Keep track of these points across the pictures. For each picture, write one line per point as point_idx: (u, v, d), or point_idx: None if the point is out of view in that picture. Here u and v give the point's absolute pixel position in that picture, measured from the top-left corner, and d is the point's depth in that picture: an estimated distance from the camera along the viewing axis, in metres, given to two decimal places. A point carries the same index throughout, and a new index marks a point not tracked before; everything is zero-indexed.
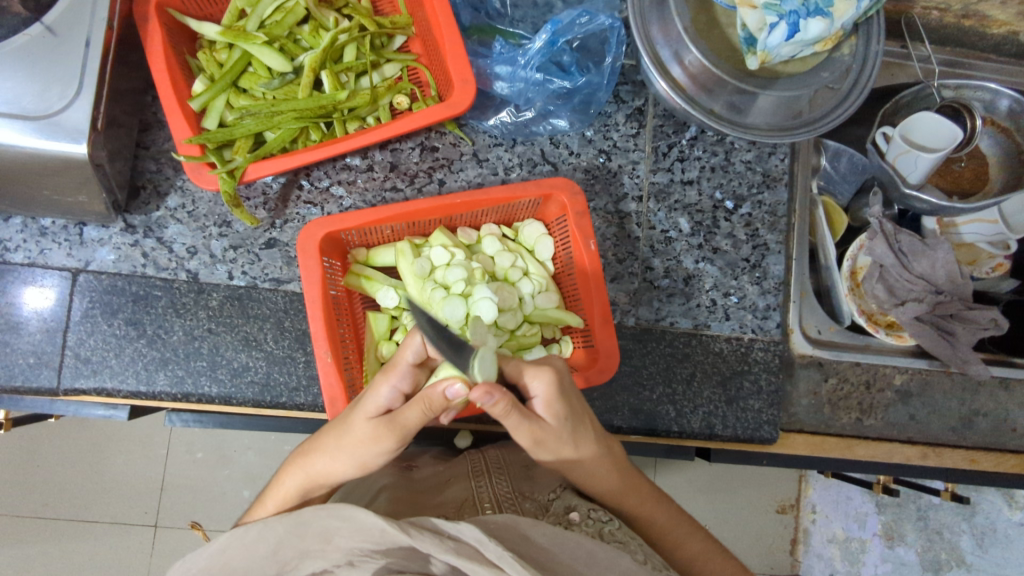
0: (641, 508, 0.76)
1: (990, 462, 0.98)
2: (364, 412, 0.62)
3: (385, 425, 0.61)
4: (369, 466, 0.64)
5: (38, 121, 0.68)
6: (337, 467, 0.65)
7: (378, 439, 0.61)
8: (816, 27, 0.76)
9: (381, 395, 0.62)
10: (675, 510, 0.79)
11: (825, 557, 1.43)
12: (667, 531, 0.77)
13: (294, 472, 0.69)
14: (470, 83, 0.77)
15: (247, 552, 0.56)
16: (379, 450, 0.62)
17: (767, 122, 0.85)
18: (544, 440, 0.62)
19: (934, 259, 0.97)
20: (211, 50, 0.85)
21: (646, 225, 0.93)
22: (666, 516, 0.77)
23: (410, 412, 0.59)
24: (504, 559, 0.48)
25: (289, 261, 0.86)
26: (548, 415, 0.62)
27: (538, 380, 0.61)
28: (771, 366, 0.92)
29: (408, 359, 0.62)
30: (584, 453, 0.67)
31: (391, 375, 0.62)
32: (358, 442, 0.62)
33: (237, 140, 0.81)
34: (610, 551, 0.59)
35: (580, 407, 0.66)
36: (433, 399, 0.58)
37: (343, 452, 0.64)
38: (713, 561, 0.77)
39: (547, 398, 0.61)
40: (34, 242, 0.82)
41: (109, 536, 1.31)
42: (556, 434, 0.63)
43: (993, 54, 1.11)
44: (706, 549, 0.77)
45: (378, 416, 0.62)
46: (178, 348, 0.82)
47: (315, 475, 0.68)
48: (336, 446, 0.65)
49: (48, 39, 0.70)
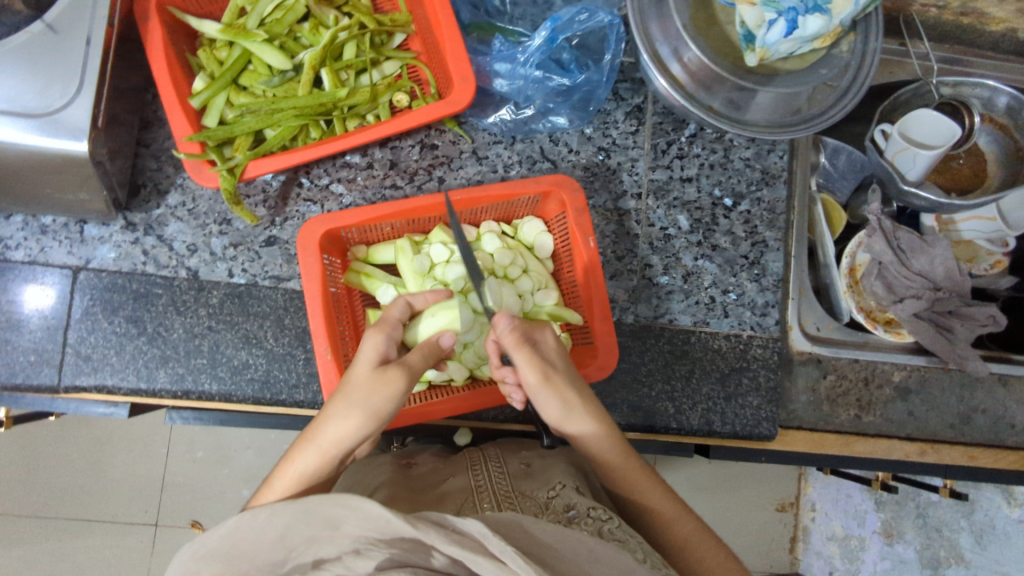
0: (637, 488, 0.75)
1: (988, 458, 0.98)
2: (365, 362, 0.64)
3: (389, 368, 0.64)
4: (381, 415, 0.63)
5: (39, 118, 0.69)
6: (346, 425, 0.63)
7: (387, 382, 0.63)
8: (814, 23, 0.76)
9: (377, 344, 0.66)
10: (677, 500, 0.76)
11: (825, 555, 1.45)
12: (662, 514, 0.74)
13: (304, 449, 0.64)
14: (469, 80, 0.78)
15: (254, 536, 0.55)
16: (389, 394, 0.63)
17: (766, 119, 0.86)
18: (547, 382, 0.69)
19: (932, 256, 0.98)
20: (211, 48, 0.85)
21: (645, 223, 0.94)
22: (665, 502, 0.75)
23: (410, 354, 0.66)
24: (507, 553, 0.49)
25: (289, 259, 0.86)
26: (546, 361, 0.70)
27: (547, 332, 0.72)
28: (770, 363, 0.92)
29: (398, 316, 0.71)
30: (581, 413, 0.71)
31: (384, 327, 0.68)
32: (366, 390, 0.62)
33: (238, 138, 0.81)
34: (611, 548, 0.58)
35: (575, 373, 0.73)
36: (430, 343, 0.68)
37: (354, 406, 0.62)
38: (710, 548, 0.72)
39: (548, 342, 0.71)
40: (34, 240, 0.83)
41: (109, 534, 1.32)
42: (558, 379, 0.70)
43: (991, 51, 1.11)
44: (702, 532, 0.73)
45: (378, 364, 0.65)
46: (179, 346, 0.82)
47: (326, 447, 0.64)
48: (345, 403, 0.63)
49: (49, 37, 0.70)
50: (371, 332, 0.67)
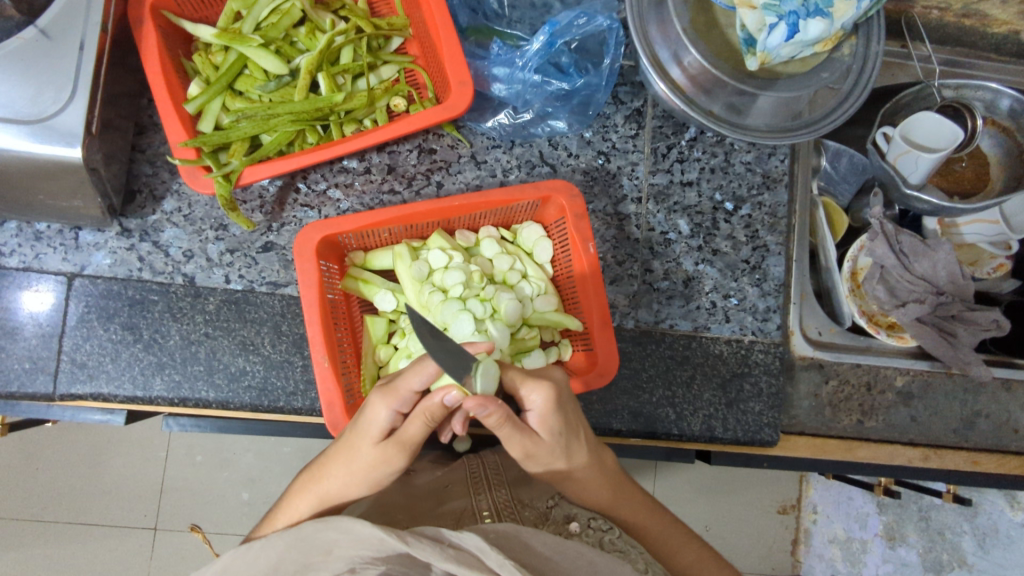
0: (635, 518, 0.76)
1: (992, 463, 0.97)
2: (368, 437, 0.62)
3: (393, 447, 0.62)
4: (381, 482, 0.66)
5: (33, 125, 0.68)
6: (350, 489, 0.66)
7: (388, 460, 0.63)
8: (815, 27, 0.75)
9: (380, 418, 0.60)
10: (672, 517, 0.79)
11: (826, 558, 1.44)
12: (662, 543, 0.76)
13: (304, 497, 0.69)
14: (467, 85, 0.77)
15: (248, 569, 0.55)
16: (390, 470, 0.64)
17: (766, 124, 0.85)
18: (536, 455, 0.62)
19: (935, 260, 0.97)
20: (206, 53, 0.84)
21: (645, 227, 0.93)
22: (662, 523, 0.77)
23: (414, 430, 0.60)
24: (505, 568, 0.48)
25: (286, 265, 0.86)
26: (541, 430, 0.61)
27: (537, 394, 0.60)
28: (772, 369, 0.91)
29: (413, 387, 0.59)
30: (578, 466, 0.67)
31: (392, 399, 0.60)
32: (367, 466, 0.63)
33: (234, 143, 0.81)
34: (611, 559, 0.58)
35: (576, 422, 0.65)
36: (432, 410, 0.58)
37: (354, 476, 0.65)
38: (709, 566, 0.76)
39: (542, 409, 0.60)
40: (29, 246, 0.82)
41: (107, 539, 1.31)
42: (547, 452, 0.63)
43: (994, 53, 1.10)
44: (702, 557, 0.76)
45: (381, 438, 0.62)
46: (175, 353, 0.82)
47: (327, 497, 0.68)
48: (348, 471, 0.65)
49: (41, 42, 0.70)
50: (374, 402, 0.60)
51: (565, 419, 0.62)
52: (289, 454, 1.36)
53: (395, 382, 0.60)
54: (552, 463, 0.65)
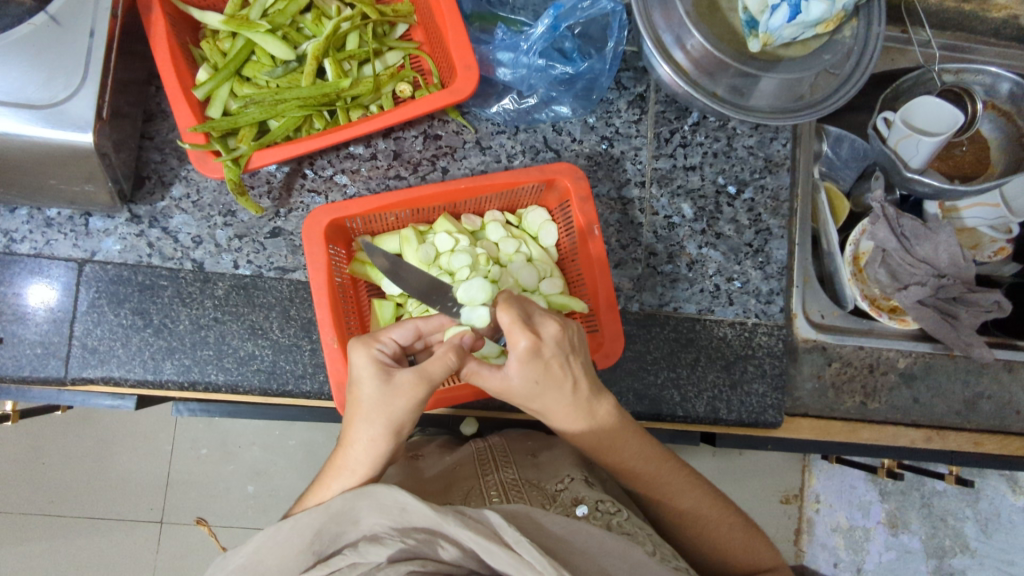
0: (630, 465, 0.74)
1: (994, 444, 0.98)
2: (368, 382, 0.64)
3: (406, 379, 0.63)
4: (405, 423, 0.66)
5: (43, 110, 0.69)
6: (375, 443, 0.65)
7: (403, 393, 0.63)
8: (817, 8, 0.76)
9: (368, 362, 0.64)
10: (674, 466, 0.76)
11: (829, 547, 1.44)
12: (655, 489, 0.75)
13: (342, 472, 0.67)
14: (472, 69, 0.78)
15: (281, 549, 0.56)
16: (406, 405, 0.64)
17: (768, 105, 0.86)
18: (513, 391, 0.67)
19: (936, 242, 0.99)
20: (213, 39, 0.84)
21: (649, 211, 0.94)
22: (659, 473, 0.75)
23: (433, 363, 0.63)
24: (520, 543, 0.49)
25: (294, 250, 0.87)
26: (523, 374, 0.64)
27: (512, 344, 0.63)
28: (775, 351, 0.92)
29: (392, 337, 0.67)
30: (563, 416, 0.70)
31: (370, 343, 0.65)
32: (385, 407, 0.64)
33: (242, 129, 0.81)
34: (623, 543, 0.58)
35: (561, 378, 0.66)
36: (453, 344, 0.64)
37: (376, 424, 0.64)
38: (708, 520, 0.74)
39: (518, 353, 0.63)
40: (40, 233, 0.83)
41: (115, 531, 1.32)
42: (530, 392, 0.66)
43: (993, 38, 1.11)
44: (699, 507, 0.75)
45: (387, 378, 0.64)
46: (185, 337, 0.82)
47: (359, 467, 0.66)
48: (366, 422, 0.65)
49: (52, 28, 0.70)
50: (356, 352, 0.65)
51: (545, 367, 0.64)
52: (295, 447, 1.37)
53: (373, 333, 0.67)
54: (533, 404, 0.69)
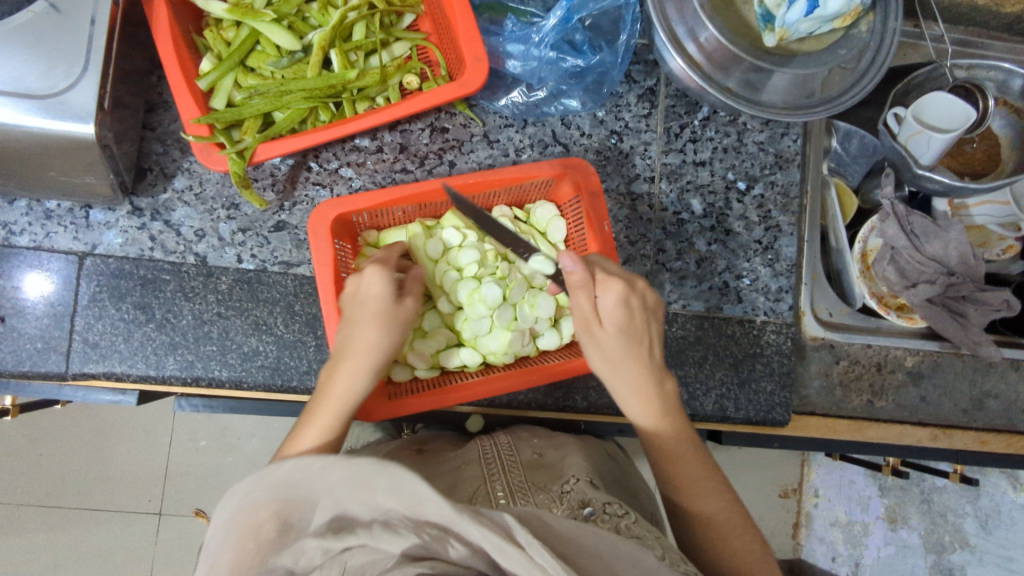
0: (674, 446, 0.70)
1: (1000, 443, 0.98)
2: (376, 291, 0.68)
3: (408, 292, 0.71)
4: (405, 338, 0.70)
5: (44, 100, 0.67)
6: (376, 352, 0.67)
7: (404, 302, 0.70)
8: (835, 2, 0.75)
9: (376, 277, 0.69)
10: (711, 465, 0.71)
11: (828, 541, 1.44)
12: (685, 484, 0.69)
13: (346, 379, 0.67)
14: (483, 61, 0.76)
15: (246, 523, 0.49)
16: (407, 313, 0.70)
17: (781, 101, 0.84)
18: (593, 335, 0.69)
19: (947, 241, 0.98)
20: (217, 28, 0.82)
21: (658, 207, 0.93)
22: (699, 467, 0.69)
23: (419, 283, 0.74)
24: (534, 547, 0.47)
25: (298, 245, 0.85)
26: (612, 323, 0.68)
27: (604, 290, 0.67)
28: (783, 349, 0.92)
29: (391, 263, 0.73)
30: (626, 382, 0.70)
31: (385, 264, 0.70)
32: (390, 314, 0.68)
33: (246, 120, 0.80)
34: (632, 546, 0.57)
35: (642, 338, 0.70)
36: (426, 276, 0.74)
37: (382, 330, 0.67)
38: (734, 530, 0.67)
39: (613, 303, 0.67)
40: (39, 225, 0.81)
41: (115, 523, 1.31)
42: (607, 341, 0.69)
43: (1007, 33, 1.10)
44: (731, 514, 0.68)
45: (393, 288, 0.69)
46: (188, 332, 0.81)
47: (361, 371, 0.67)
48: (372, 325, 0.67)
49: (51, 16, 0.68)
50: (371, 269, 0.69)
51: (630, 319, 0.69)
52: None
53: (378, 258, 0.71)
54: (603, 362, 0.70)
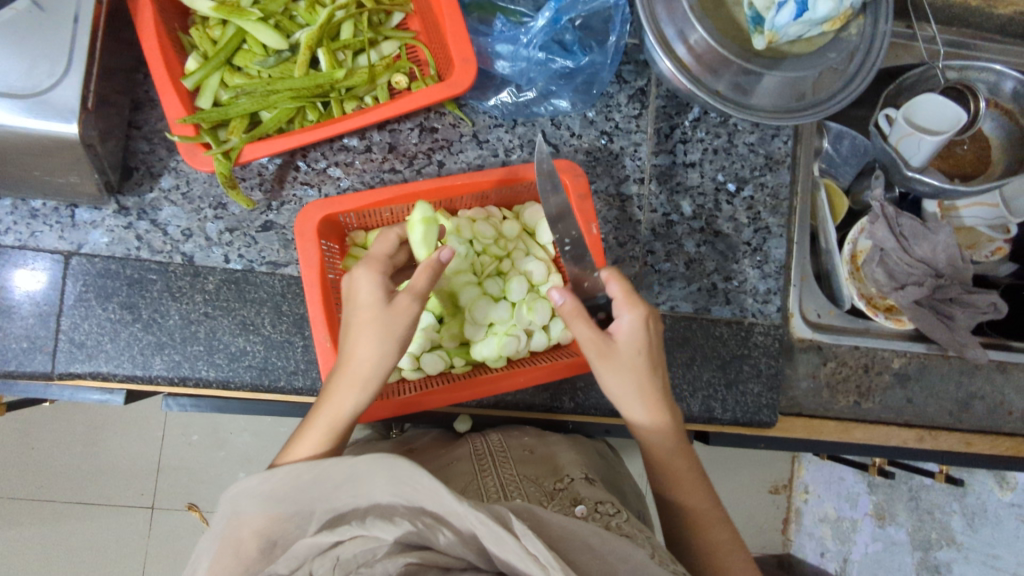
0: (678, 475, 0.73)
1: (985, 444, 0.98)
2: (369, 296, 0.65)
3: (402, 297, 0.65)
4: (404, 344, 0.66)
5: (27, 100, 0.66)
6: (372, 361, 0.64)
7: (399, 309, 0.65)
8: (824, 6, 0.75)
9: (369, 281, 0.66)
10: (712, 496, 0.74)
11: (816, 536, 1.48)
12: (691, 511, 0.72)
13: (344, 389, 0.65)
14: (470, 62, 0.76)
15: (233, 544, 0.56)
16: (404, 321, 0.65)
17: (770, 104, 0.83)
18: (607, 356, 0.69)
19: (935, 242, 0.98)
20: (203, 26, 0.82)
21: (647, 208, 0.93)
22: (700, 497, 0.73)
23: (419, 280, 0.66)
24: (526, 534, 0.49)
25: (286, 244, 0.85)
26: (630, 346, 0.70)
27: (628, 310, 0.70)
28: (771, 350, 0.92)
29: (383, 253, 0.71)
30: (642, 405, 0.71)
31: (375, 264, 0.68)
32: (384, 320, 0.64)
33: (232, 120, 0.79)
34: (620, 541, 0.58)
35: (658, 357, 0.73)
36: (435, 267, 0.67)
37: (377, 339, 0.64)
38: (737, 557, 0.70)
39: (633, 325, 0.70)
40: (25, 224, 0.81)
41: (106, 519, 1.31)
42: (625, 360, 0.70)
43: (998, 34, 1.10)
44: (731, 542, 0.70)
45: (383, 294, 0.65)
46: (175, 332, 0.81)
47: (358, 380, 0.65)
48: (368, 333, 0.64)
49: (34, 14, 0.68)
50: (362, 272, 0.66)
51: (647, 345, 0.71)
52: (286, 435, 1.36)
53: (372, 254, 0.69)
54: (609, 381, 0.70)
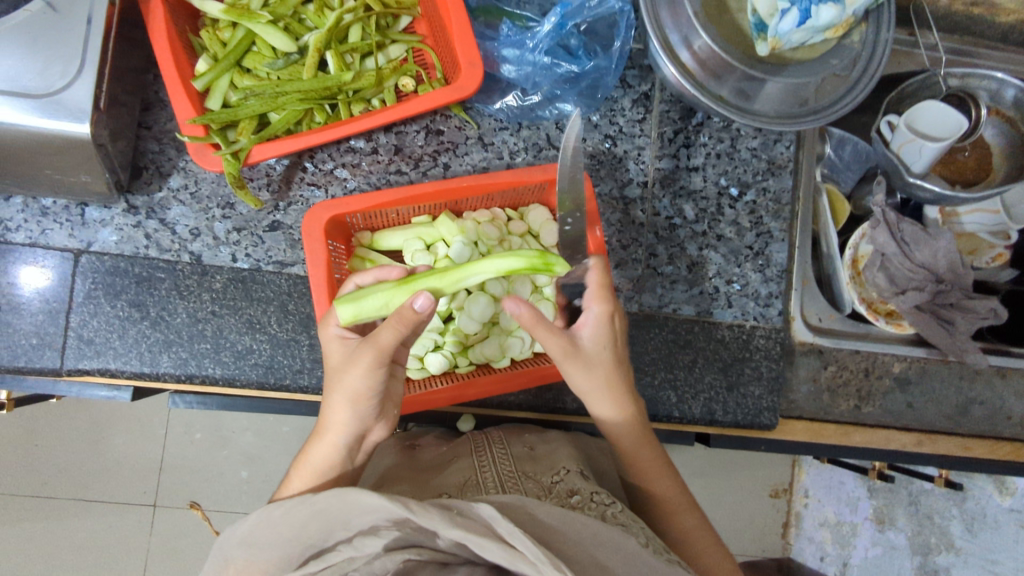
0: (647, 470, 0.76)
1: (984, 449, 0.99)
2: (331, 355, 0.70)
3: (361, 347, 0.64)
4: (364, 395, 0.66)
5: (40, 99, 0.67)
6: (340, 415, 0.67)
7: (357, 361, 0.64)
8: (827, 13, 0.75)
9: (331, 337, 0.70)
10: (680, 483, 0.78)
11: (816, 541, 1.47)
12: (662, 500, 0.76)
13: (316, 442, 0.69)
14: (476, 66, 0.76)
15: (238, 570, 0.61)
16: (360, 373, 0.64)
17: (773, 110, 0.85)
18: (574, 354, 0.69)
19: (935, 248, 0.98)
20: (213, 28, 0.83)
21: (650, 211, 0.93)
22: (667, 487, 0.77)
23: (383, 332, 0.62)
24: (513, 535, 0.49)
25: (293, 244, 0.86)
26: (596, 339, 0.70)
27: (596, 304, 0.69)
28: (772, 353, 0.93)
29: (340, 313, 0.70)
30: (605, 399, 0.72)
31: (331, 321, 0.71)
32: (348, 377, 0.65)
33: (242, 121, 0.80)
34: (614, 533, 0.59)
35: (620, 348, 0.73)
36: (406, 315, 0.62)
37: (338, 394, 0.66)
38: (706, 540, 0.75)
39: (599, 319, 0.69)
40: (35, 222, 0.82)
41: (109, 515, 1.32)
42: (591, 355, 0.70)
43: (1000, 42, 1.11)
44: (700, 525, 0.75)
45: (343, 353, 0.69)
46: (182, 331, 0.82)
47: (332, 436, 0.68)
48: (331, 392, 0.68)
49: (48, 15, 0.69)
50: (324, 328, 0.71)
51: (613, 340, 0.71)
52: (289, 434, 1.37)
53: (327, 315, 0.71)
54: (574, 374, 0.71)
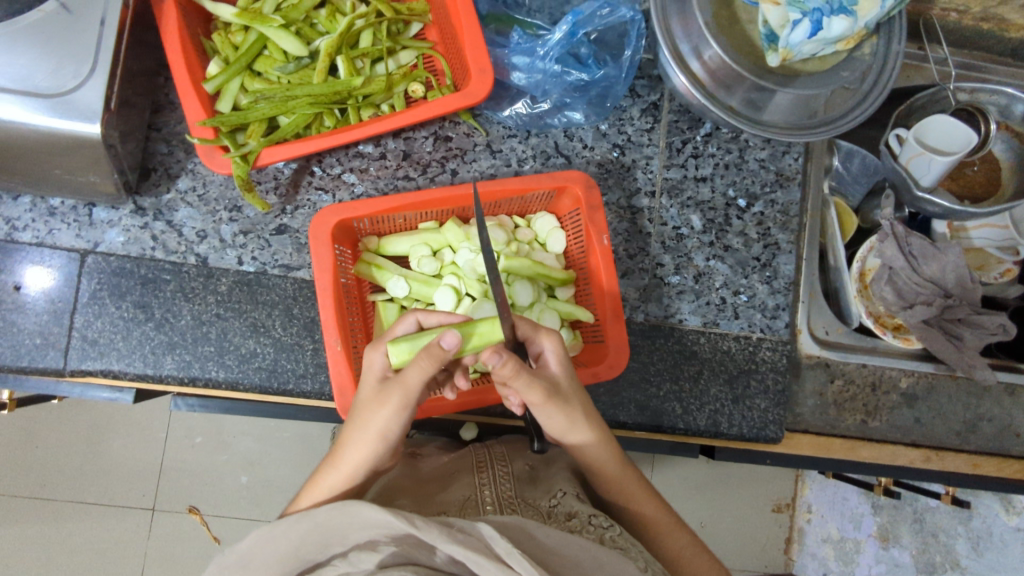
0: (628, 490, 0.76)
1: (992, 467, 0.98)
2: (369, 380, 0.68)
3: (391, 384, 0.64)
4: (391, 432, 0.66)
5: (51, 99, 0.68)
6: (360, 450, 0.66)
7: (384, 398, 0.65)
8: (839, 25, 0.76)
9: (375, 361, 0.69)
10: (664, 504, 0.78)
11: (819, 557, 1.40)
12: (650, 522, 0.76)
13: (330, 470, 0.69)
14: (487, 73, 0.77)
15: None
16: (387, 412, 0.65)
17: (782, 121, 0.85)
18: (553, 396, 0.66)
19: (944, 263, 0.97)
20: (225, 32, 0.83)
21: (658, 221, 0.93)
22: (654, 508, 0.77)
23: (412, 373, 0.63)
24: (512, 554, 0.48)
25: (299, 248, 0.86)
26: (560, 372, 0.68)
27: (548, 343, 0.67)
28: (779, 366, 0.92)
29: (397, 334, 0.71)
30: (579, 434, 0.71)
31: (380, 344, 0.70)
32: (371, 409, 0.65)
33: (251, 124, 0.80)
34: (614, 554, 0.58)
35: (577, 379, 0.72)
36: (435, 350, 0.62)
37: (362, 430, 0.66)
38: (700, 556, 0.74)
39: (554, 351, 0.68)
40: (43, 222, 0.82)
41: (107, 518, 1.31)
42: (565, 395, 0.68)
43: (1010, 58, 1.10)
44: (693, 545, 0.75)
45: (378, 381, 0.68)
46: (186, 333, 0.82)
47: (347, 469, 0.68)
48: (355, 420, 0.67)
49: (62, 16, 0.69)
50: (370, 350, 0.70)
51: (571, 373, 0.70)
52: (288, 439, 1.36)
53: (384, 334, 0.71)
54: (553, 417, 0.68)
